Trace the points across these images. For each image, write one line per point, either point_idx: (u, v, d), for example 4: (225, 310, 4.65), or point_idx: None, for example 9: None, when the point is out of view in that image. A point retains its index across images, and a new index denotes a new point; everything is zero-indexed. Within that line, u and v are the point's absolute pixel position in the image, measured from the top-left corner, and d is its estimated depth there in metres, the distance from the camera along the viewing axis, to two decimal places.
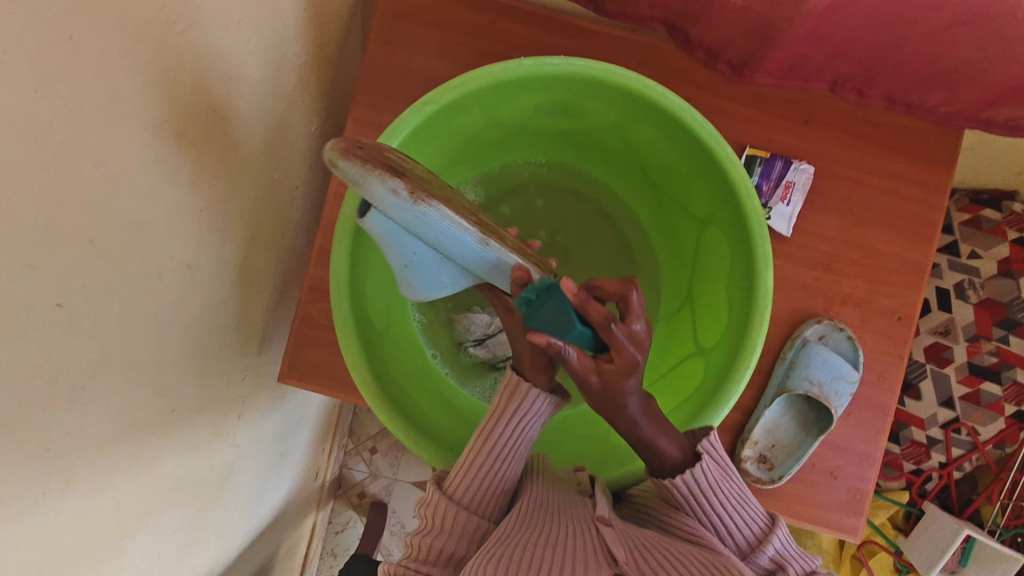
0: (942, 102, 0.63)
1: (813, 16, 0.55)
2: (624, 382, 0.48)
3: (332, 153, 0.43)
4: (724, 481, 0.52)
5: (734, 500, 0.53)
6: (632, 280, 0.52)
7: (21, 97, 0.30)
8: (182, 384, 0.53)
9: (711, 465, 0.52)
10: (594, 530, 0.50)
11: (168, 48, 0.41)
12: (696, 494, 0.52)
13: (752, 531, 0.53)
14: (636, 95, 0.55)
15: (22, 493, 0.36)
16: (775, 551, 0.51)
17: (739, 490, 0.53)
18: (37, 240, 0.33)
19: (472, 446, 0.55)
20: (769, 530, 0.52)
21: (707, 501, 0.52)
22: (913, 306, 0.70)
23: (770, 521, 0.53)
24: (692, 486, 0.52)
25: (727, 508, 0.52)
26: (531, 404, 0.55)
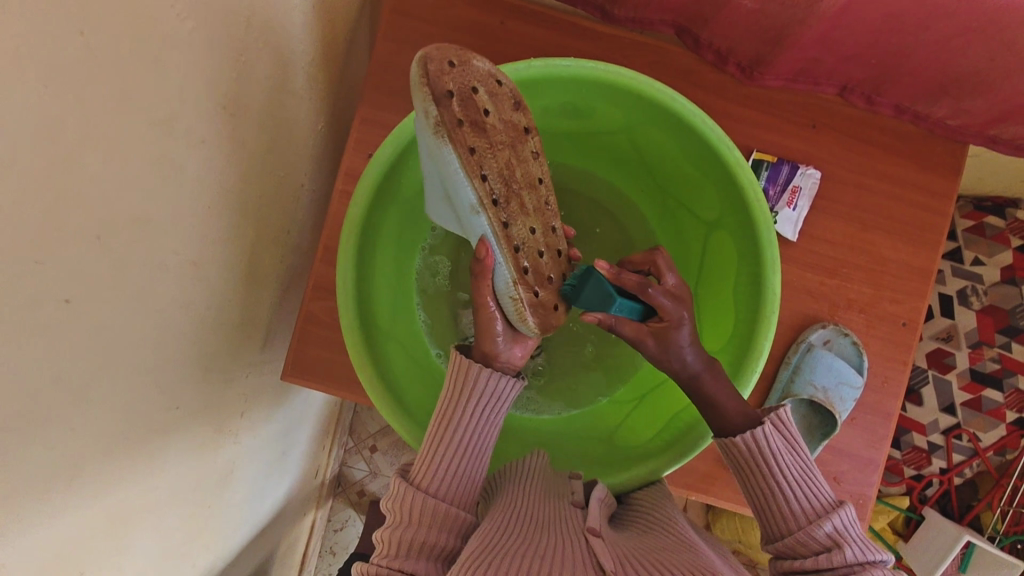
0: (950, 113, 0.64)
1: (824, 20, 0.55)
2: (673, 334, 0.55)
3: (423, 55, 0.47)
4: (789, 454, 0.53)
5: (798, 474, 0.52)
6: (657, 249, 0.60)
7: (32, 91, 0.30)
8: (186, 381, 0.53)
9: (776, 433, 0.53)
10: (583, 539, 0.48)
11: (178, 42, 0.40)
12: (761, 456, 0.52)
13: (812, 507, 0.51)
14: (644, 98, 0.55)
15: (28, 491, 0.36)
16: (834, 528, 0.49)
17: (806, 466, 0.53)
18: (45, 235, 0.33)
19: (434, 430, 0.57)
20: (832, 509, 0.51)
21: (771, 468, 0.52)
22: (918, 313, 0.70)
23: (835, 503, 0.52)
24: (755, 448, 0.53)
25: (792, 481, 0.52)
26: (484, 383, 0.57)
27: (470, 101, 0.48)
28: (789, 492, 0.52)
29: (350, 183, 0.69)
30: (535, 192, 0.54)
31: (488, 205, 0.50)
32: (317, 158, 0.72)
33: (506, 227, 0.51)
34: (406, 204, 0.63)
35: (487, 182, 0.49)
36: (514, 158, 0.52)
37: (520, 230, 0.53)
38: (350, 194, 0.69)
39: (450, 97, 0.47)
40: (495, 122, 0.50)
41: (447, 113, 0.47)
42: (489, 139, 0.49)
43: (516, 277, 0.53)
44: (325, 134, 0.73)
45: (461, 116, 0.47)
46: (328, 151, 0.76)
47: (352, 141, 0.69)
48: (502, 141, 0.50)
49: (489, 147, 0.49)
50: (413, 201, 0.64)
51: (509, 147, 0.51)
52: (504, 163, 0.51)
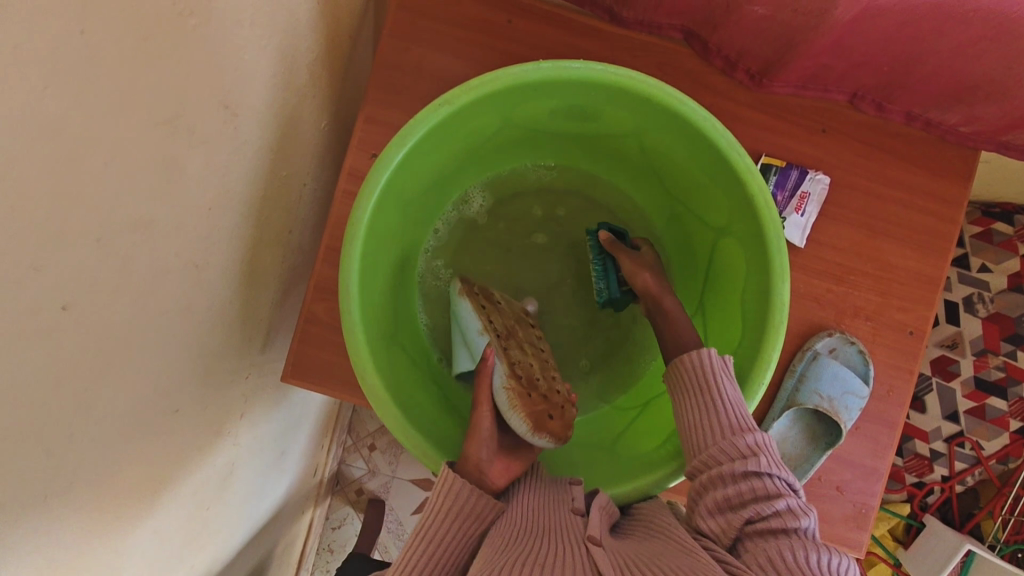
0: (963, 121, 0.63)
1: (838, 27, 0.54)
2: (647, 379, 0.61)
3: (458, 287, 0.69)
4: (730, 390, 0.54)
5: (734, 413, 0.52)
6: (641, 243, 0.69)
7: (30, 94, 0.29)
8: (185, 383, 0.52)
9: (714, 357, 0.56)
10: (586, 550, 0.47)
11: (181, 41, 0.39)
12: (707, 372, 0.54)
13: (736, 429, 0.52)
14: (655, 102, 0.54)
15: (23, 499, 0.35)
16: (754, 440, 0.51)
17: (737, 395, 0.54)
18: (44, 241, 0.32)
19: (411, 545, 0.50)
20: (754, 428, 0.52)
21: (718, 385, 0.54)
22: (925, 321, 0.69)
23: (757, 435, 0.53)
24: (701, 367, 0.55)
25: (730, 414, 0.52)
26: (465, 499, 0.53)
27: (486, 295, 0.69)
28: (720, 419, 0.52)
29: (353, 183, 0.68)
30: (536, 341, 0.70)
31: (492, 334, 0.65)
32: (319, 156, 0.71)
33: (506, 347, 0.65)
34: (410, 205, 0.62)
35: (492, 322, 0.66)
36: (518, 329, 0.69)
37: (516, 354, 0.66)
38: (353, 194, 0.68)
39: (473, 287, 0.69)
40: (506, 308, 0.70)
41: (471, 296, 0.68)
42: (501, 314, 0.68)
43: (509, 374, 0.63)
44: (328, 132, 0.72)
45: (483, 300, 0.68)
46: (331, 149, 0.75)
47: (356, 140, 0.68)
48: (511, 322, 0.69)
49: (501, 316, 0.68)
50: (417, 203, 0.63)
51: (513, 326, 0.69)
52: (508, 323, 0.68)
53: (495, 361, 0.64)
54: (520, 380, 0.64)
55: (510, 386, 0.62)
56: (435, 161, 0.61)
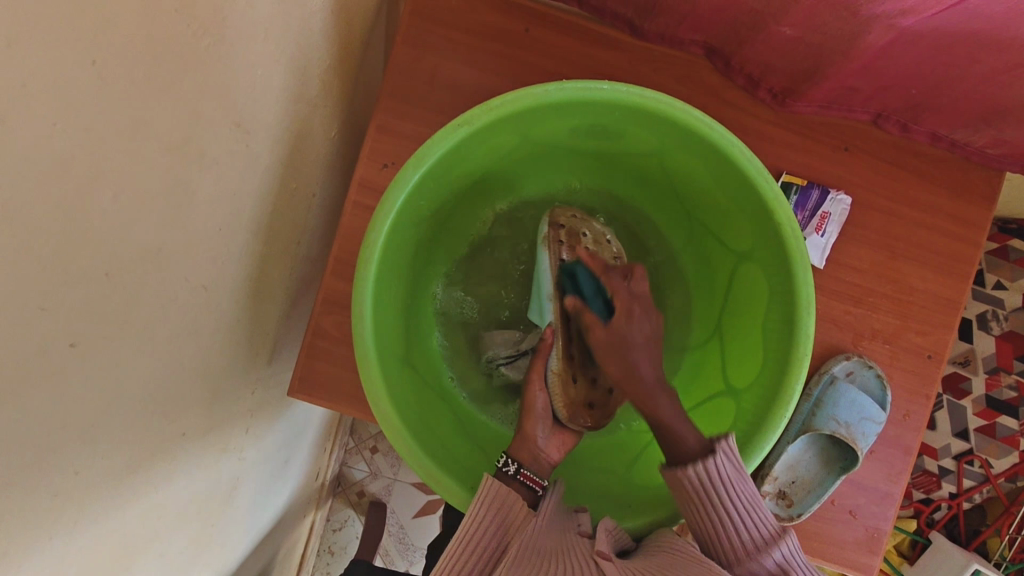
0: (991, 143, 0.62)
1: (870, 52, 0.52)
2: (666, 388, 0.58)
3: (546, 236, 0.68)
4: (740, 482, 0.51)
5: (745, 504, 0.51)
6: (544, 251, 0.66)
7: (37, 134, 0.27)
8: (192, 406, 0.51)
9: (727, 458, 0.51)
10: (594, 564, 0.48)
11: (193, 64, 0.38)
12: (712, 484, 0.51)
13: (759, 536, 0.50)
14: (679, 125, 0.52)
15: (29, 542, 0.34)
16: (781, 556, 0.49)
17: (751, 493, 0.51)
18: (52, 281, 0.31)
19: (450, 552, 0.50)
20: (779, 537, 0.50)
21: (720, 499, 0.50)
22: (944, 345, 0.68)
23: (780, 530, 0.51)
24: (705, 477, 0.51)
25: (739, 511, 0.51)
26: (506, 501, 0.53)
27: (575, 235, 0.68)
28: (736, 536, 0.51)
29: (364, 195, 0.66)
30: (599, 328, 0.69)
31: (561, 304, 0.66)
32: (328, 166, 0.69)
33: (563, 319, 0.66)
34: (424, 223, 0.61)
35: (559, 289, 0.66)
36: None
37: (574, 333, 0.66)
38: (364, 206, 0.66)
39: (561, 224, 0.68)
40: (602, 255, 0.69)
41: (551, 232, 0.68)
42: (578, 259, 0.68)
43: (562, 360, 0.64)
44: (338, 141, 0.70)
45: (563, 237, 0.67)
46: (340, 157, 0.73)
47: (367, 150, 0.66)
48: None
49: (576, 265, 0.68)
50: (431, 220, 0.62)
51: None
52: None
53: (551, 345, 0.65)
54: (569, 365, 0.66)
55: (559, 371, 0.64)
56: (451, 179, 0.59)
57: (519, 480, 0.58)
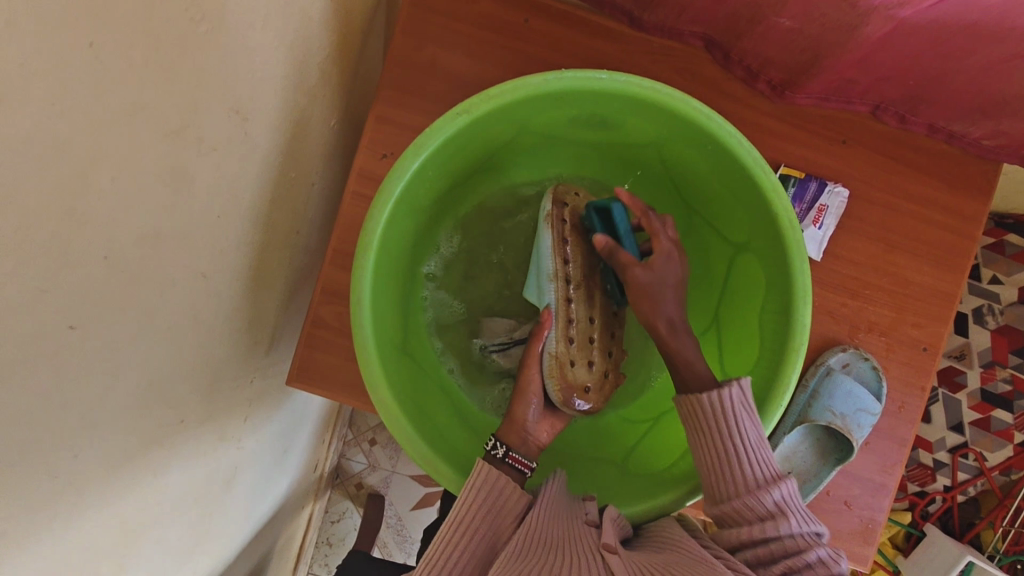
0: (987, 135, 0.62)
1: (868, 43, 0.52)
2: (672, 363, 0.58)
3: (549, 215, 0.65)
4: (750, 417, 0.52)
5: (755, 441, 0.52)
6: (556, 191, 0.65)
7: (36, 115, 0.27)
8: (191, 394, 0.51)
9: (738, 392, 0.52)
10: (600, 558, 0.48)
11: (193, 49, 0.38)
12: (727, 414, 0.51)
13: (761, 473, 0.51)
14: (678, 116, 0.53)
15: (29, 523, 0.34)
16: (780, 496, 0.50)
17: (757, 431, 0.52)
18: (51, 263, 0.31)
19: (441, 538, 0.50)
20: (776, 479, 0.51)
21: (732, 427, 0.52)
22: (939, 337, 0.68)
23: (779, 472, 0.51)
24: (720, 405, 0.52)
25: (748, 445, 0.52)
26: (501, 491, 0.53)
27: (578, 215, 0.66)
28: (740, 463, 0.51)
29: (362, 185, 0.66)
30: (608, 302, 0.68)
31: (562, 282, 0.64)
32: (328, 156, 0.69)
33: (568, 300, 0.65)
34: (423, 213, 0.61)
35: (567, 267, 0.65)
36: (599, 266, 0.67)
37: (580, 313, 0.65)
38: (362, 196, 0.66)
39: (564, 203, 0.66)
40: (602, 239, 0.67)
41: (556, 211, 0.66)
42: (583, 241, 0.66)
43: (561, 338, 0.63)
44: (337, 131, 0.70)
45: (568, 217, 0.65)
46: (340, 147, 0.73)
47: (366, 141, 0.66)
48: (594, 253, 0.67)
49: (583, 249, 0.66)
50: (429, 210, 0.62)
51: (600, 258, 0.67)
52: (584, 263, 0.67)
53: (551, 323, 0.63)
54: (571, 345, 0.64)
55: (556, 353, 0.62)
56: (449, 169, 0.59)
57: (507, 462, 0.57)
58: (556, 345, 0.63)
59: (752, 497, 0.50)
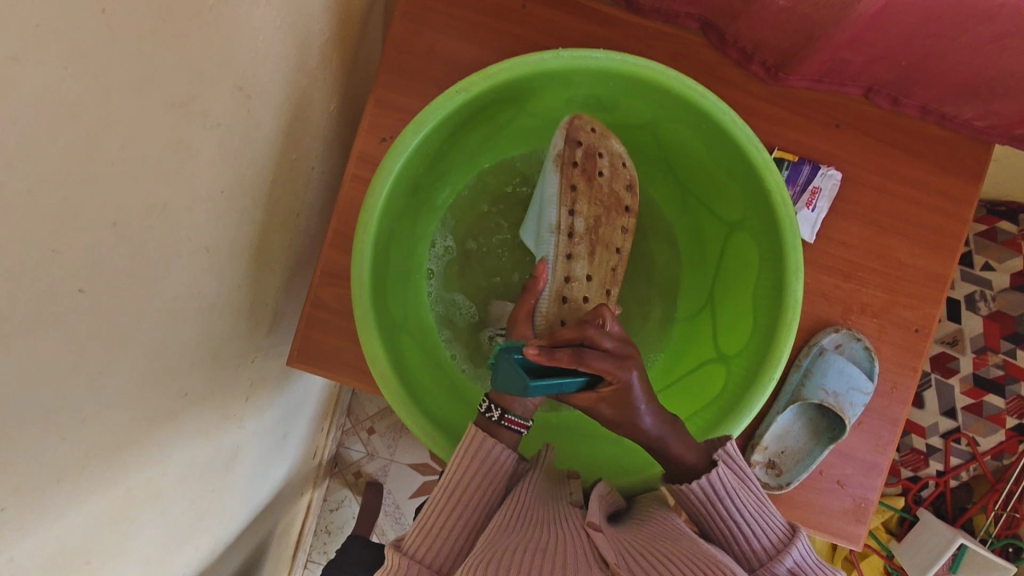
0: (978, 115, 0.63)
1: (860, 22, 0.53)
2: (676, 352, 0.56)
3: (558, 157, 0.60)
4: (741, 488, 0.52)
5: (752, 506, 0.52)
6: (575, 120, 0.60)
7: (50, 75, 0.28)
8: (194, 369, 0.52)
9: (727, 471, 0.53)
10: (584, 533, 0.48)
11: (199, 20, 0.39)
12: (713, 498, 0.52)
13: (770, 539, 0.51)
14: (674, 93, 0.54)
15: (39, 483, 0.35)
16: (793, 561, 0.49)
17: (757, 497, 0.52)
18: (61, 224, 0.31)
19: (434, 500, 0.53)
20: (788, 539, 0.50)
21: (725, 508, 0.52)
22: (931, 319, 0.69)
23: (789, 532, 0.51)
24: (707, 491, 0.52)
25: (743, 515, 0.51)
26: (490, 459, 0.54)
27: (592, 157, 0.62)
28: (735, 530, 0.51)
29: (361, 167, 0.67)
30: (608, 255, 0.65)
31: (562, 236, 0.61)
32: (327, 139, 0.70)
33: (568, 256, 0.62)
34: (421, 190, 0.62)
35: (570, 218, 0.61)
36: (605, 218, 0.64)
37: (579, 271, 0.63)
38: (361, 178, 0.67)
39: (578, 143, 0.61)
40: (605, 188, 0.63)
41: (568, 152, 0.61)
42: (592, 189, 0.62)
43: (554, 298, 0.61)
44: (336, 115, 0.71)
45: (579, 160, 0.61)
46: (339, 132, 0.74)
47: (365, 124, 0.67)
48: (601, 200, 0.63)
49: (590, 197, 0.63)
50: (427, 188, 0.64)
51: (605, 208, 0.64)
52: (595, 215, 0.63)
53: (549, 277, 0.61)
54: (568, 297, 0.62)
55: (546, 313, 0.61)
56: (449, 147, 0.61)
57: (503, 424, 0.58)
58: (547, 305, 0.61)
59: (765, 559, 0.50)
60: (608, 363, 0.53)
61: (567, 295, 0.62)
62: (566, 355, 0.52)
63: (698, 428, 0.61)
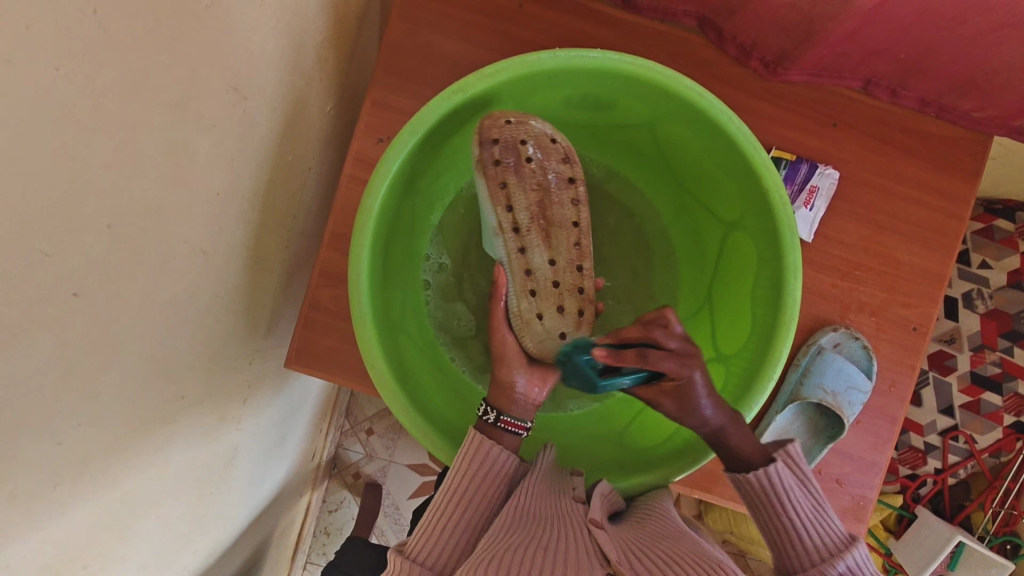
0: (977, 107, 0.63)
1: (858, 18, 0.53)
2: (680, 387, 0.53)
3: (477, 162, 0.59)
4: (799, 488, 0.52)
5: (809, 508, 0.52)
6: (495, 116, 0.58)
7: (44, 74, 0.28)
8: (191, 371, 0.51)
9: (786, 469, 0.52)
10: (587, 530, 0.48)
11: (194, 20, 0.38)
12: (773, 493, 0.52)
13: (824, 541, 0.51)
14: (670, 92, 0.54)
15: (33, 491, 0.35)
16: (847, 566, 0.50)
17: (816, 498, 0.53)
18: (55, 228, 0.31)
19: (436, 503, 0.53)
20: (846, 545, 0.51)
21: (784, 503, 0.52)
22: (929, 318, 0.69)
23: (849, 538, 0.52)
24: (767, 484, 0.52)
25: (802, 514, 0.52)
26: (494, 462, 0.54)
27: (513, 147, 0.59)
28: (792, 531, 0.52)
29: (359, 168, 0.67)
30: (567, 232, 0.62)
31: (508, 232, 0.60)
32: (324, 140, 0.69)
33: (522, 251, 0.60)
34: (419, 190, 0.62)
35: (513, 213, 0.60)
36: (548, 198, 0.61)
37: (538, 260, 0.61)
38: (359, 179, 0.67)
39: (494, 142, 0.58)
40: (540, 167, 0.61)
41: (487, 154, 0.59)
42: (522, 179, 0.60)
43: (522, 293, 0.60)
44: (333, 115, 0.70)
45: (499, 157, 0.58)
46: (336, 131, 0.73)
47: (362, 124, 0.66)
48: (537, 184, 0.61)
49: (523, 188, 0.60)
50: (424, 190, 0.64)
51: (543, 188, 0.61)
52: (533, 201, 0.61)
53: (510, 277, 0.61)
54: (535, 288, 0.61)
55: (518, 312, 0.60)
56: (446, 147, 0.61)
57: (500, 426, 0.57)
58: (519, 304, 0.61)
59: (817, 560, 0.51)
60: (671, 364, 0.51)
61: (534, 288, 0.61)
62: (632, 358, 0.51)
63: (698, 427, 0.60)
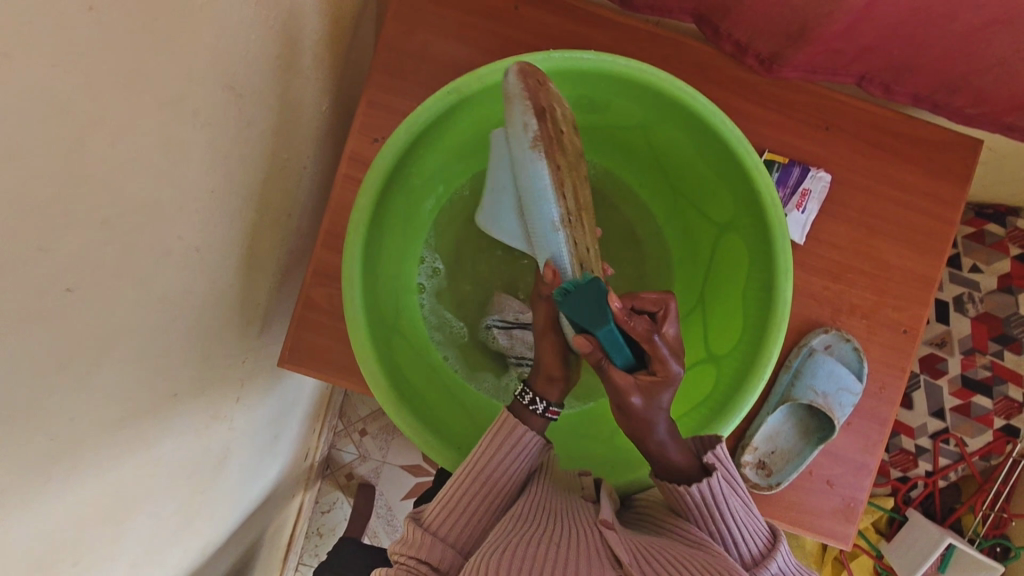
0: (969, 103, 0.61)
1: (851, 20, 0.53)
2: (662, 393, 0.51)
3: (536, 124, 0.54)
4: (732, 493, 0.52)
5: (742, 512, 0.51)
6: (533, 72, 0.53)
7: (35, 69, 0.28)
8: (184, 368, 0.51)
9: (722, 477, 0.52)
10: (597, 530, 0.48)
11: (188, 15, 0.38)
12: (709, 506, 0.51)
13: (755, 545, 0.51)
14: (663, 94, 0.55)
15: (24, 485, 0.35)
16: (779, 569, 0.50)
17: (744, 499, 0.52)
18: (51, 222, 0.31)
19: (459, 480, 0.54)
20: (772, 545, 0.51)
21: (720, 516, 0.51)
22: (919, 320, 0.70)
23: (771, 538, 0.52)
24: (706, 494, 0.51)
25: (737, 523, 0.51)
26: (518, 448, 0.54)
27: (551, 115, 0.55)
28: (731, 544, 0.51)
29: (355, 168, 0.67)
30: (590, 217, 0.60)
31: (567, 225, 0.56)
32: (320, 139, 0.70)
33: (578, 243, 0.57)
34: (415, 189, 0.63)
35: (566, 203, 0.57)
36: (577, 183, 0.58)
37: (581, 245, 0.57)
38: (355, 178, 0.67)
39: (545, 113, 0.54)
40: (568, 141, 0.58)
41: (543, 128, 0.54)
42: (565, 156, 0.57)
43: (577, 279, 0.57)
44: (329, 114, 0.71)
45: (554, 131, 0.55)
46: (332, 130, 0.73)
47: (358, 124, 0.67)
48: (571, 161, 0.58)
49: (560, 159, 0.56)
50: (419, 190, 0.64)
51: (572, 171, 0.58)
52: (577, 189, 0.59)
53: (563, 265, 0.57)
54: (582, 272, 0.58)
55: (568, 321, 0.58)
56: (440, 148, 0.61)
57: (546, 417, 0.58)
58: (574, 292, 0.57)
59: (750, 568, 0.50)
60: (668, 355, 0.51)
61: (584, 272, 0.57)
62: (641, 329, 0.51)
63: (690, 428, 0.60)
